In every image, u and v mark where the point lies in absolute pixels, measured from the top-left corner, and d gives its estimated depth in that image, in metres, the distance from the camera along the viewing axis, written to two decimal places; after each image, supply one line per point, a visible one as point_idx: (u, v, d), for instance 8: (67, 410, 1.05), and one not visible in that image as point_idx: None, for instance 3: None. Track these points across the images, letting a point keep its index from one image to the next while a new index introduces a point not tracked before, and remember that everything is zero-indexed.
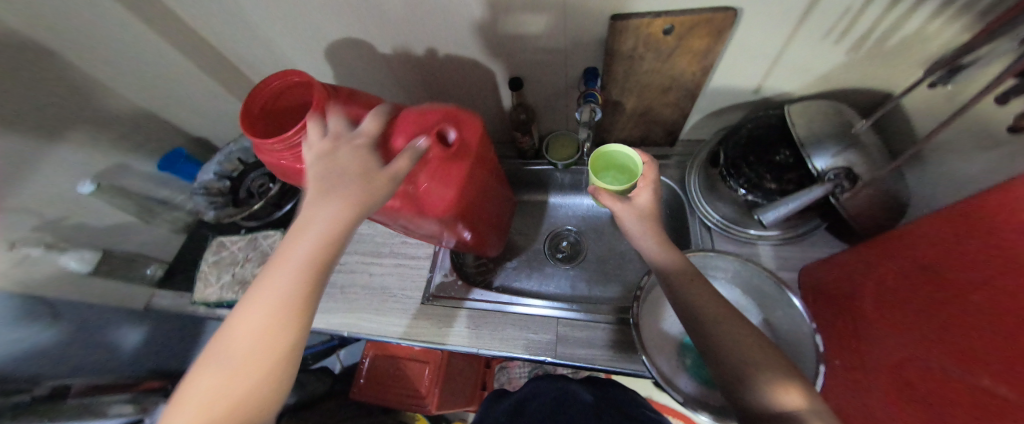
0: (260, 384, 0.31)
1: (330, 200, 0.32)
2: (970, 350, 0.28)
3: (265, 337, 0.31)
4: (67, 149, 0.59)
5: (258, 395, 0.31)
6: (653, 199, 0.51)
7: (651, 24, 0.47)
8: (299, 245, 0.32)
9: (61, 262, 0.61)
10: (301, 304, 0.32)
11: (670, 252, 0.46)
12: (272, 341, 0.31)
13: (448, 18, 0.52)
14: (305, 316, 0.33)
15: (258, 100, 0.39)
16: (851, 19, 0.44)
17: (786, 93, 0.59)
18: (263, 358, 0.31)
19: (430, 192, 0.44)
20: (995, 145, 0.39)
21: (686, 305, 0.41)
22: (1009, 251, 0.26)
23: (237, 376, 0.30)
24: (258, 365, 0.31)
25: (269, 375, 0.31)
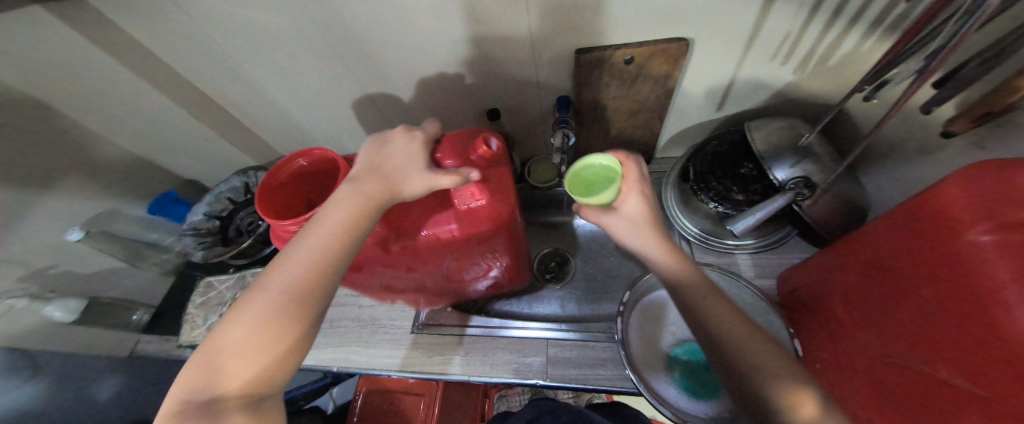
0: (267, 360, 0.32)
1: (352, 205, 0.38)
2: (938, 346, 0.30)
3: (275, 312, 0.33)
4: (58, 197, 0.60)
5: (263, 371, 0.32)
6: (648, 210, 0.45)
7: (613, 56, 0.51)
8: (318, 232, 0.37)
9: (45, 312, 0.61)
10: (313, 284, 0.35)
11: (682, 268, 0.43)
12: (281, 317, 0.33)
13: (425, 60, 0.55)
14: (316, 296, 0.35)
15: (286, 170, 0.47)
16: (792, 44, 0.49)
17: (745, 110, 0.63)
18: (269, 333, 0.32)
19: (489, 210, 0.45)
20: (941, 147, 0.44)
21: (699, 319, 0.39)
22: (947, 252, 0.30)
23: (245, 350, 0.31)
24: (264, 341, 0.32)
25: (274, 351, 0.32)
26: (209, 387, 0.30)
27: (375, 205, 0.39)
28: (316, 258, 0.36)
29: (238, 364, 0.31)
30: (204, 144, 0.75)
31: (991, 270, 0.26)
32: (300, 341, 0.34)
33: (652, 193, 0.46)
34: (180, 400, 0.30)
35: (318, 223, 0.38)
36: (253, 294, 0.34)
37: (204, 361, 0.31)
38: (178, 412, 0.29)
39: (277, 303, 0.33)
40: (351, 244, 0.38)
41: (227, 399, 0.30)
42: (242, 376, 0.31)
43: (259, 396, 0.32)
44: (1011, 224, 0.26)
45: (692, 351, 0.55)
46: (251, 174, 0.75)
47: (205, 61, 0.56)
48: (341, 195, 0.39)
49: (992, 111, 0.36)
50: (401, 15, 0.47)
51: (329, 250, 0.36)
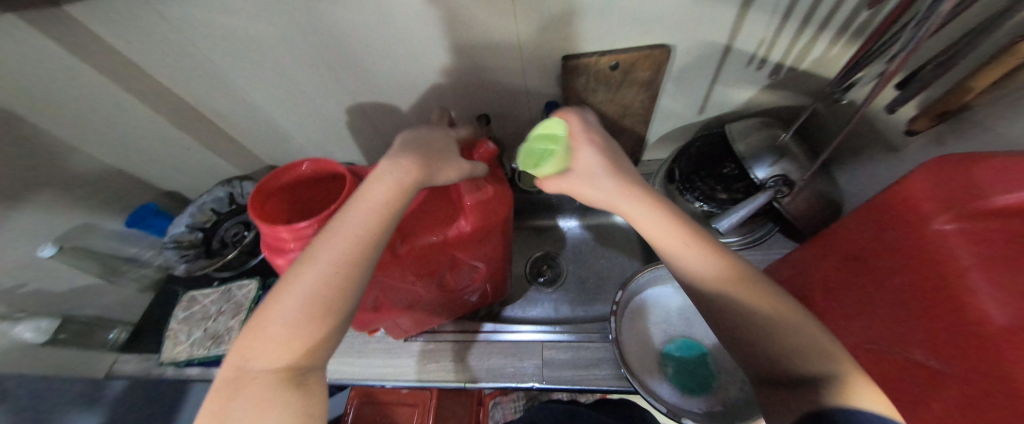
0: (316, 332, 0.31)
1: (390, 181, 0.37)
2: (903, 319, 0.34)
3: (326, 285, 0.32)
4: (30, 212, 0.58)
5: (319, 340, 0.31)
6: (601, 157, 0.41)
7: (598, 62, 0.53)
8: (363, 207, 0.36)
9: (15, 333, 0.58)
10: (358, 257, 0.34)
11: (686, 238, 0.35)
12: (332, 290, 0.32)
13: (413, 67, 0.56)
14: (362, 269, 0.34)
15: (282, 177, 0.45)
16: (766, 49, 0.52)
17: (725, 114, 0.66)
18: (318, 305, 0.31)
19: (493, 201, 0.47)
20: (905, 145, 0.47)
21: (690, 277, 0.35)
22: (925, 244, 0.33)
23: (299, 319, 0.30)
24: (315, 312, 0.31)
25: (323, 324, 0.31)
26: (264, 356, 0.29)
27: (411, 185, 0.38)
28: (361, 233, 0.35)
29: (296, 331, 0.30)
30: (184, 155, 0.73)
31: (954, 255, 0.31)
32: (345, 314, 0.32)
33: (599, 136, 0.44)
34: (236, 367, 0.29)
35: (359, 199, 0.36)
36: (305, 263, 0.33)
37: (261, 329, 0.30)
38: (235, 377, 0.29)
39: (325, 275, 0.32)
40: (391, 221, 0.36)
41: (281, 368, 0.29)
42: (294, 347, 0.30)
43: (306, 368, 0.31)
44: (969, 217, 0.31)
45: (683, 347, 0.56)
46: (235, 184, 0.73)
47: (187, 70, 0.55)
48: (379, 173, 0.38)
49: (948, 110, 0.39)
50: (389, 23, 0.48)
51: (373, 226, 0.35)
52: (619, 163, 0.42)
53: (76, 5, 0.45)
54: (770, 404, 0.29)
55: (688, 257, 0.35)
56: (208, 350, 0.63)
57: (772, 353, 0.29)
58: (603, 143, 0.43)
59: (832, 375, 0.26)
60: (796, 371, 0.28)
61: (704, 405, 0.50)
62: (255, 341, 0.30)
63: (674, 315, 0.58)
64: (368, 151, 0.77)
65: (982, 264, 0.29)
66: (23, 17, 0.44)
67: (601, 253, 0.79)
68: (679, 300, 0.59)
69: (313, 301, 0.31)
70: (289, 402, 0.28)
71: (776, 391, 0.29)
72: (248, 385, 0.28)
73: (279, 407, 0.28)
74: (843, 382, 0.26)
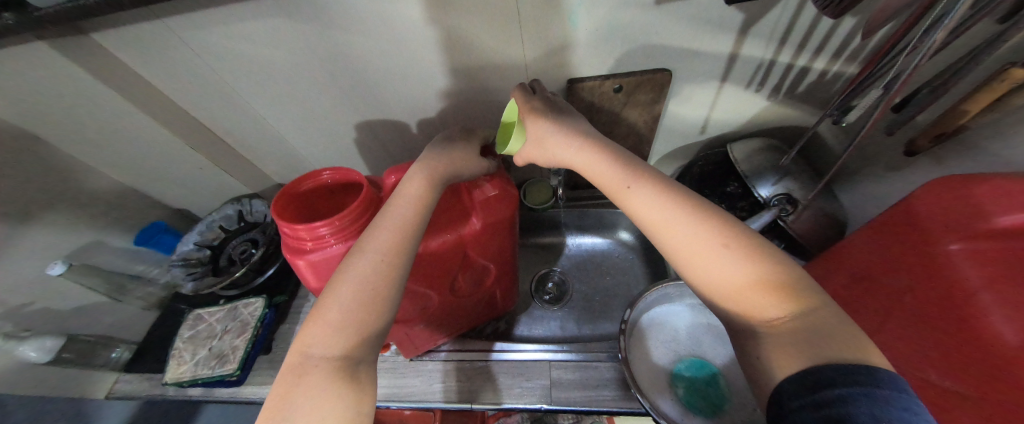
0: (368, 321, 0.34)
1: (420, 180, 0.42)
2: (906, 323, 0.36)
3: (376, 276, 0.35)
4: (41, 230, 0.59)
5: (365, 326, 0.33)
6: (552, 125, 0.43)
7: (602, 85, 0.55)
8: (398, 209, 0.40)
9: (19, 352, 0.58)
10: (401, 249, 0.37)
11: (641, 189, 0.37)
12: (380, 279, 0.35)
13: (423, 90, 0.57)
14: (405, 261, 0.37)
15: (306, 183, 0.48)
16: (764, 72, 0.53)
17: (727, 134, 0.67)
18: (369, 294, 0.34)
19: (500, 201, 0.48)
20: (906, 164, 0.48)
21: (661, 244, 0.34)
22: (922, 255, 0.35)
23: (355, 305, 0.34)
24: (367, 300, 0.34)
25: (375, 314, 0.34)
26: (324, 342, 0.32)
27: (436, 183, 0.43)
28: (402, 227, 0.39)
29: (348, 316, 0.33)
30: (195, 175, 0.74)
31: (960, 275, 0.32)
32: (390, 306, 0.35)
33: (541, 104, 0.45)
34: (299, 354, 0.32)
35: (397, 199, 0.41)
36: (355, 256, 0.37)
37: (322, 316, 0.33)
38: (300, 364, 0.31)
39: (373, 266, 0.36)
40: (424, 220, 0.40)
41: (339, 357, 0.31)
42: (348, 335, 0.32)
43: (359, 361, 0.32)
44: (975, 236, 0.32)
45: (693, 366, 0.55)
46: (244, 202, 0.76)
47: (203, 94, 0.57)
48: (413, 178, 0.43)
49: (945, 132, 0.40)
50: (400, 49, 0.50)
51: (411, 223, 0.39)
52: (574, 128, 0.44)
53: (102, 33, 0.47)
54: (754, 375, 0.27)
55: (644, 206, 0.36)
56: (212, 370, 0.62)
57: (734, 309, 0.29)
58: (549, 111, 0.44)
59: (805, 324, 0.25)
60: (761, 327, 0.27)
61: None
62: (315, 328, 0.33)
63: (682, 333, 0.58)
64: (376, 171, 0.79)
65: (991, 287, 0.31)
66: (51, 44, 0.47)
67: (606, 271, 0.79)
68: (687, 318, 0.59)
69: (366, 290, 0.34)
70: (345, 393, 0.29)
71: (750, 357, 0.27)
72: (311, 372, 0.30)
73: (339, 395, 0.29)
74: (802, 333, 0.24)
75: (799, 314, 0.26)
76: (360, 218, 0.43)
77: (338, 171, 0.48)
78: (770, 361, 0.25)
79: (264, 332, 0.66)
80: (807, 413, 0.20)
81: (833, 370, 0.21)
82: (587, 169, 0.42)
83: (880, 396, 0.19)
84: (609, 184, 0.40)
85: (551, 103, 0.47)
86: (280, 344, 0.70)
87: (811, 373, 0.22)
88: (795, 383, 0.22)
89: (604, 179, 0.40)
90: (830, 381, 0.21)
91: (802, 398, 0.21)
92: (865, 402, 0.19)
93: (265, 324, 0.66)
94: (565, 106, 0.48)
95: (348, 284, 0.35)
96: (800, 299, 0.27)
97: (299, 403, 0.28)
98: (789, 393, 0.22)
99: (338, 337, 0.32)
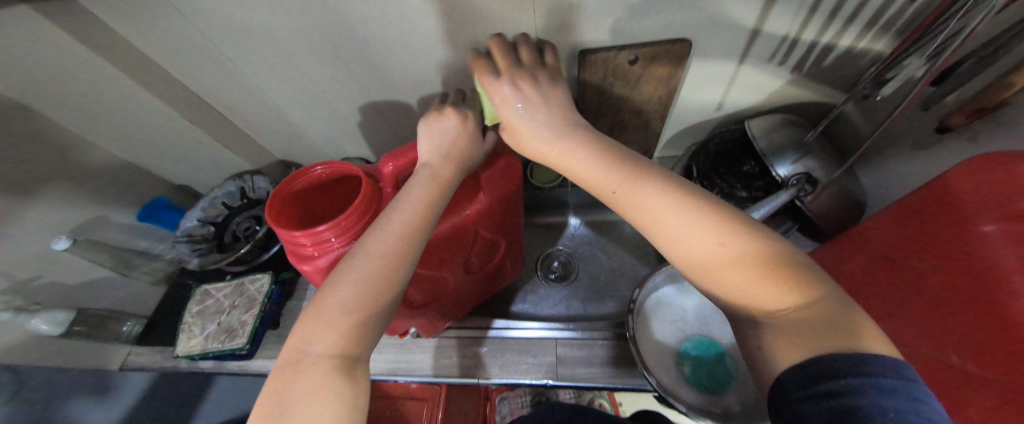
0: (366, 323, 0.33)
1: (426, 178, 0.40)
2: (941, 313, 0.34)
3: (374, 278, 0.34)
4: (43, 205, 0.58)
5: (360, 329, 0.32)
6: (529, 117, 0.40)
7: (617, 56, 0.51)
8: (406, 206, 0.38)
9: (31, 325, 0.59)
10: (403, 252, 0.36)
11: (630, 190, 0.34)
12: (378, 282, 0.34)
13: (428, 60, 0.54)
14: (407, 263, 0.36)
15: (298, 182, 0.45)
16: (791, 43, 0.50)
17: (744, 109, 0.64)
18: (367, 296, 0.33)
19: (506, 170, 0.48)
20: (936, 142, 0.46)
21: (668, 252, 0.32)
22: (957, 242, 0.34)
23: (351, 306, 0.32)
24: (365, 303, 0.33)
25: (373, 314, 0.33)
26: (320, 340, 0.31)
27: (446, 181, 0.41)
28: (406, 229, 0.37)
29: (342, 319, 0.32)
30: (192, 149, 0.72)
31: (995, 258, 0.31)
32: (388, 307, 0.34)
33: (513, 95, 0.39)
34: (295, 351, 0.31)
35: (404, 196, 0.39)
36: (357, 256, 0.35)
37: (317, 316, 0.32)
38: (296, 360, 0.30)
39: (373, 269, 0.34)
40: (434, 211, 0.39)
41: (336, 354, 0.31)
42: (345, 333, 0.32)
43: (357, 357, 0.32)
44: (1012, 216, 0.30)
45: (700, 346, 0.56)
46: (246, 178, 0.73)
47: (197, 62, 0.54)
48: (420, 176, 0.41)
49: (984, 108, 0.38)
50: (405, 16, 0.46)
51: (416, 225, 0.38)
52: (562, 117, 0.40)
53: None
54: (758, 358, 0.26)
55: (644, 205, 0.32)
56: (222, 344, 0.63)
57: (741, 302, 0.28)
58: (527, 102, 0.40)
59: (815, 317, 0.24)
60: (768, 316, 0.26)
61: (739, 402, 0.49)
62: (314, 327, 0.32)
63: (689, 314, 0.58)
64: (379, 146, 0.77)
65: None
66: (35, 8, 0.44)
67: (612, 250, 0.79)
68: (694, 299, 0.59)
69: (362, 295, 0.33)
70: (343, 390, 0.29)
71: (754, 341, 0.27)
72: (308, 368, 0.30)
73: (340, 391, 0.29)
74: (806, 324, 0.24)
75: (807, 306, 0.25)
76: (364, 214, 0.41)
77: (330, 165, 0.46)
78: (773, 352, 0.25)
79: (271, 308, 0.67)
80: (814, 402, 0.20)
81: (837, 359, 0.21)
82: (568, 167, 0.39)
83: (882, 385, 0.19)
84: (596, 183, 0.37)
85: (533, 84, 0.40)
86: (287, 319, 0.70)
87: (815, 362, 0.21)
88: (799, 373, 0.22)
89: (591, 175, 0.37)
90: (832, 372, 0.21)
91: (808, 390, 0.21)
92: (869, 394, 0.19)
93: (272, 300, 0.67)
94: (556, 81, 0.43)
95: (347, 287, 0.33)
96: (809, 290, 0.25)
97: (296, 402, 0.28)
98: (794, 383, 0.22)
99: (333, 338, 0.31)
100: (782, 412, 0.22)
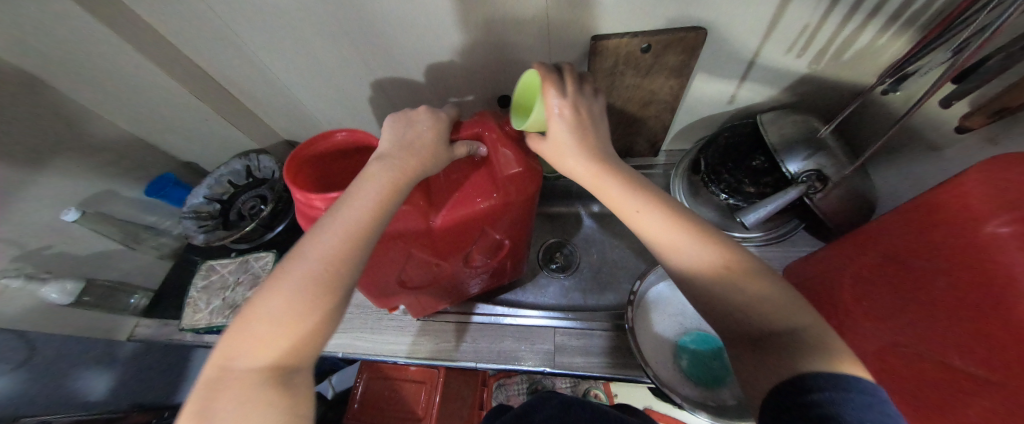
0: (303, 332, 0.30)
1: (381, 176, 0.35)
2: (943, 323, 0.33)
3: (311, 285, 0.30)
4: (52, 177, 0.58)
5: (295, 341, 0.29)
6: (574, 136, 0.38)
7: (629, 43, 0.49)
8: (355, 203, 0.34)
9: (41, 293, 0.58)
10: (347, 256, 0.32)
11: (652, 212, 0.34)
12: (317, 291, 0.30)
13: (436, 42, 0.53)
14: (353, 266, 0.32)
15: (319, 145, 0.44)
16: (809, 37, 0.48)
17: (757, 104, 0.63)
18: (301, 306, 0.29)
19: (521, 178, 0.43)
20: (951, 143, 0.45)
21: (679, 267, 0.33)
22: (966, 248, 0.32)
23: (283, 317, 0.29)
24: (299, 314, 0.29)
25: (309, 324, 0.30)
26: (250, 352, 0.28)
27: (405, 178, 0.36)
28: (353, 229, 0.33)
29: (274, 331, 0.29)
30: (199, 128, 0.72)
31: (1007, 261, 0.28)
32: (331, 313, 0.31)
33: (574, 114, 0.38)
34: (219, 366, 0.28)
35: (352, 193, 0.34)
36: (295, 259, 0.32)
37: (247, 326, 0.29)
38: (218, 377, 0.28)
39: (309, 275, 0.30)
40: (387, 212, 0.34)
41: (264, 369, 0.28)
42: (277, 345, 0.29)
43: (295, 366, 0.30)
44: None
45: (698, 340, 0.56)
46: (252, 157, 0.74)
47: (203, 38, 0.54)
48: (372, 170, 0.36)
49: (1002, 110, 0.37)
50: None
51: (363, 225, 0.33)
52: (602, 147, 0.40)
53: None
54: (752, 366, 0.28)
55: (651, 224, 0.34)
56: (226, 319, 0.64)
57: (739, 318, 0.29)
58: (582, 123, 0.39)
59: (805, 338, 0.26)
60: (766, 334, 0.28)
61: (729, 398, 0.49)
62: (243, 338, 0.29)
63: (689, 308, 0.58)
64: None
65: None
66: None
67: (616, 243, 0.78)
68: None
69: (294, 305, 0.29)
70: (275, 402, 0.27)
71: (750, 356, 0.29)
72: (232, 384, 0.27)
73: (273, 406, 0.27)
74: (805, 345, 0.25)
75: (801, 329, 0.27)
76: None
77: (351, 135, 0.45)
78: (773, 367, 0.26)
79: None
80: (804, 412, 0.22)
81: (824, 377, 0.23)
82: (598, 188, 0.38)
83: (862, 400, 0.21)
84: (618, 204, 0.37)
85: (591, 114, 0.40)
86: None
87: (807, 377, 0.24)
88: (789, 389, 0.24)
89: (614, 204, 0.37)
90: (818, 386, 0.23)
91: (800, 399, 0.23)
92: (849, 407, 0.21)
93: None
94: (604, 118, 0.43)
95: (280, 296, 0.30)
96: (800, 317, 0.27)
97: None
98: (789, 393, 0.24)
99: (263, 350, 0.28)
100: (771, 421, 0.24)
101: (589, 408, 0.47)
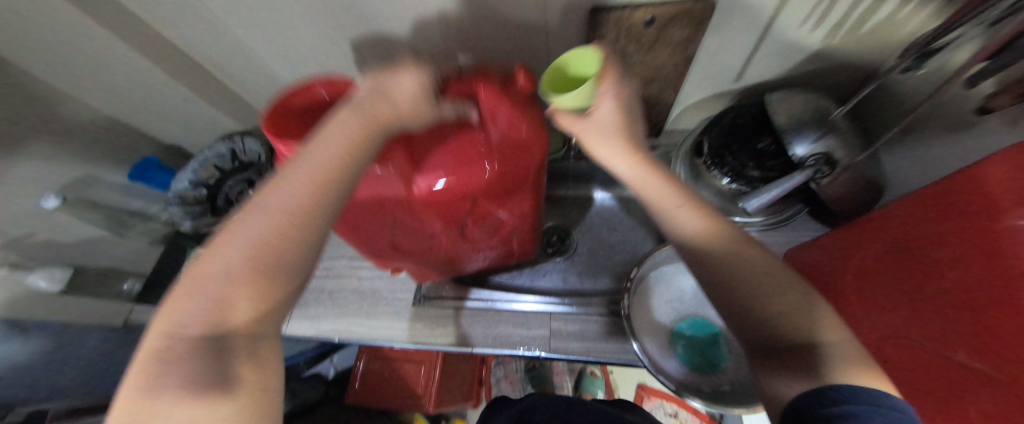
0: (260, 300, 0.24)
1: (353, 123, 0.28)
2: (951, 311, 0.32)
3: (264, 243, 0.24)
4: (30, 165, 0.56)
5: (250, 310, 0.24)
6: (619, 121, 0.35)
7: (631, 16, 0.45)
8: (323, 151, 0.27)
9: (29, 281, 0.60)
10: (310, 213, 0.26)
11: (689, 209, 0.32)
12: (273, 251, 0.25)
13: (422, 12, 0.49)
14: (318, 225, 0.26)
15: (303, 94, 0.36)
16: (826, 8, 0.44)
17: (766, 80, 0.60)
18: (253, 269, 0.24)
19: (523, 143, 0.35)
20: (970, 124, 0.42)
21: (700, 262, 0.31)
22: (982, 236, 0.31)
23: (234, 279, 0.24)
24: (252, 277, 0.24)
25: (264, 291, 0.24)
26: (195, 319, 0.23)
27: (378, 127, 0.29)
28: (320, 183, 0.27)
29: (223, 296, 0.23)
30: (178, 110, 0.68)
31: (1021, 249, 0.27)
32: (291, 278, 0.26)
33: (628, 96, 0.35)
34: (155, 337, 0.23)
35: (319, 140, 0.28)
36: (249, 211, 0.26)
37: (192, 288, 0.24)
38: (155, 348, 0.22)
39: (264, 233, 0.25)
40: (358, 164, 0.28)
41: (206, 341, 0.23)
42: (222, 313, 0.23)
43: (251, 339, 0.25)
44: None
45: (694, 326, 0.56)
46: (237, 139, 0.70)
47: (171, 13, 0.50)
48: (343, 114, 0.29)
49: None
50: None
51: (332, 180, 0.27)
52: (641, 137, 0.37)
53: None
54: (771, 369, 0.26)
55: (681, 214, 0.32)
56: None
57: (777, 321, 0.26)
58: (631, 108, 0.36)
59: (833, 347, 0.24)
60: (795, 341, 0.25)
61: (712, 384, 0.50)
62: (185, 302, 0.23)
63: (688, 293, 0.58)
64: None
65: None
66: None
67: (614, 227, 0.77)
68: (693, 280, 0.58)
69: (245, 267, 0.24)
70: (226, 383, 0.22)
71: (779, 361, 0.26)
72: (168, 358, 0.22)
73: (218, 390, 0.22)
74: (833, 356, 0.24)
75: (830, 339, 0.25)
76: None
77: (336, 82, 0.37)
78: (794, 372, 0.24)
79: None
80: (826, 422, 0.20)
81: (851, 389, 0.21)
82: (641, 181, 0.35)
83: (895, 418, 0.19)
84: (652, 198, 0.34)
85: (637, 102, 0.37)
86: None
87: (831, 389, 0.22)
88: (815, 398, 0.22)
89: (646, 203, 0.35)
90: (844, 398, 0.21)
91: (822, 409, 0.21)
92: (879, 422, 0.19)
93: None
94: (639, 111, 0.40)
95: (228, 253, 0.24)
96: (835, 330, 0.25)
97: (130, 417, 0.20)
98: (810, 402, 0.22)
99: (207, 317, 0.23)
100: None
101: (590, 406, 0.48)
